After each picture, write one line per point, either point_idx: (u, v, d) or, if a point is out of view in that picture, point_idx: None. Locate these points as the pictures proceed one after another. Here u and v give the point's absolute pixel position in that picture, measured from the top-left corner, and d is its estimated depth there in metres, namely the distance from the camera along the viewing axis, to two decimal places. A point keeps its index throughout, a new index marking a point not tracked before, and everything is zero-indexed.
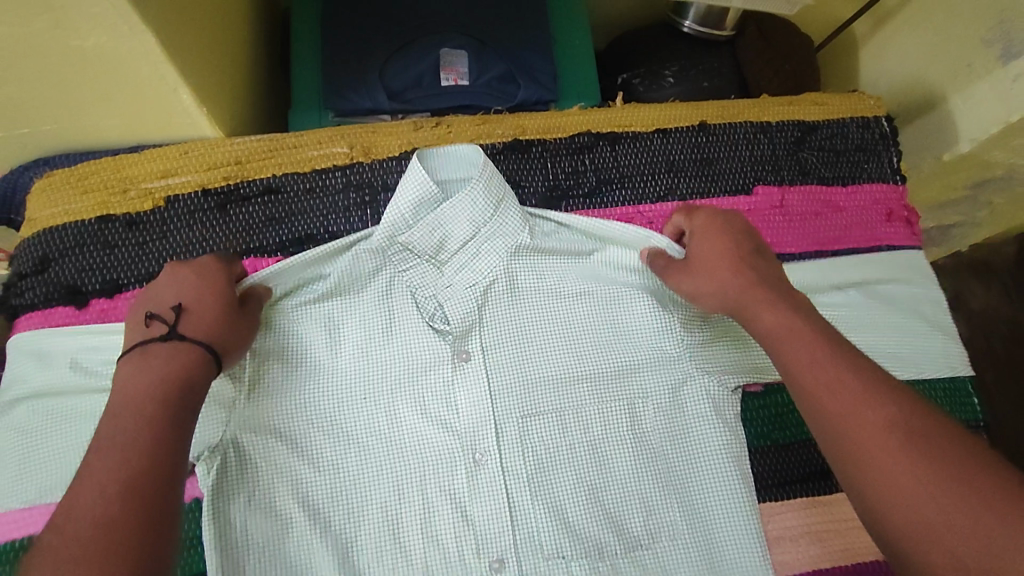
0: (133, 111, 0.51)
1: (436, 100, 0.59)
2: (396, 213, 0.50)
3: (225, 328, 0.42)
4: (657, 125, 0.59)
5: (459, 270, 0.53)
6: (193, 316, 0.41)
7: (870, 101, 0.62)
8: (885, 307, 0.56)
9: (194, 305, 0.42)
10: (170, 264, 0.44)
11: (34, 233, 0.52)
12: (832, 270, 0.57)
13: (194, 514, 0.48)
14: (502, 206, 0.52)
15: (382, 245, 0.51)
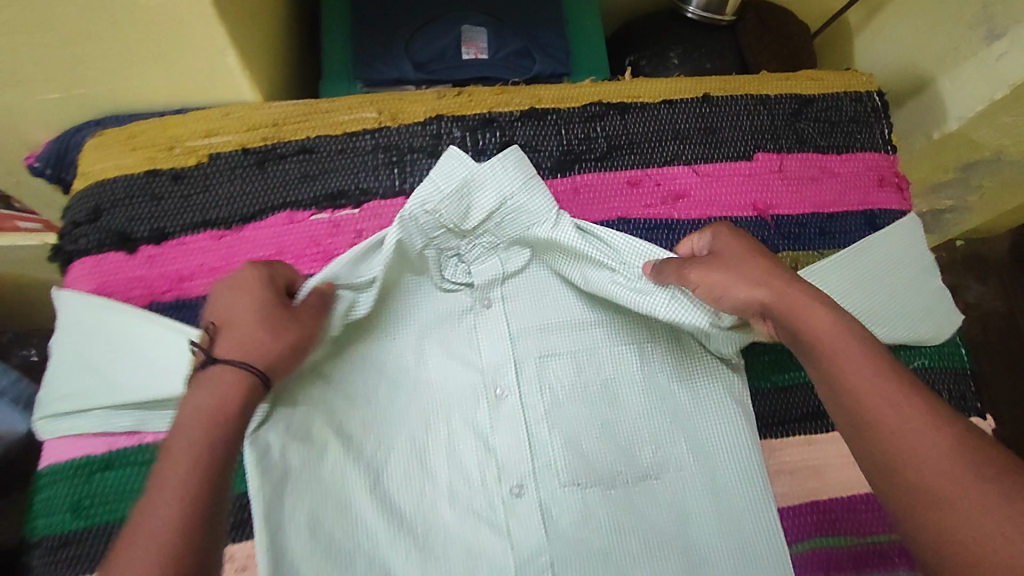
0: (181, 71, 0.55)
1: (457, 71, 0.64)
2: (435, 190, 0.52)
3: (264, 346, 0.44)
4: (664, 96, 0.64)
5: (483, 237, 0.56)
6: (230, 339, 0.43)
7: (862, 77, 0.67)
8: (894, 289, 0.58)
9: (231, 325, 0.44)
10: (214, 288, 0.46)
11: (87, 186, 0.56)
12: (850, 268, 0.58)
13: None
14: (530, 181, 0.54)
15: (420, 223, 0.53)
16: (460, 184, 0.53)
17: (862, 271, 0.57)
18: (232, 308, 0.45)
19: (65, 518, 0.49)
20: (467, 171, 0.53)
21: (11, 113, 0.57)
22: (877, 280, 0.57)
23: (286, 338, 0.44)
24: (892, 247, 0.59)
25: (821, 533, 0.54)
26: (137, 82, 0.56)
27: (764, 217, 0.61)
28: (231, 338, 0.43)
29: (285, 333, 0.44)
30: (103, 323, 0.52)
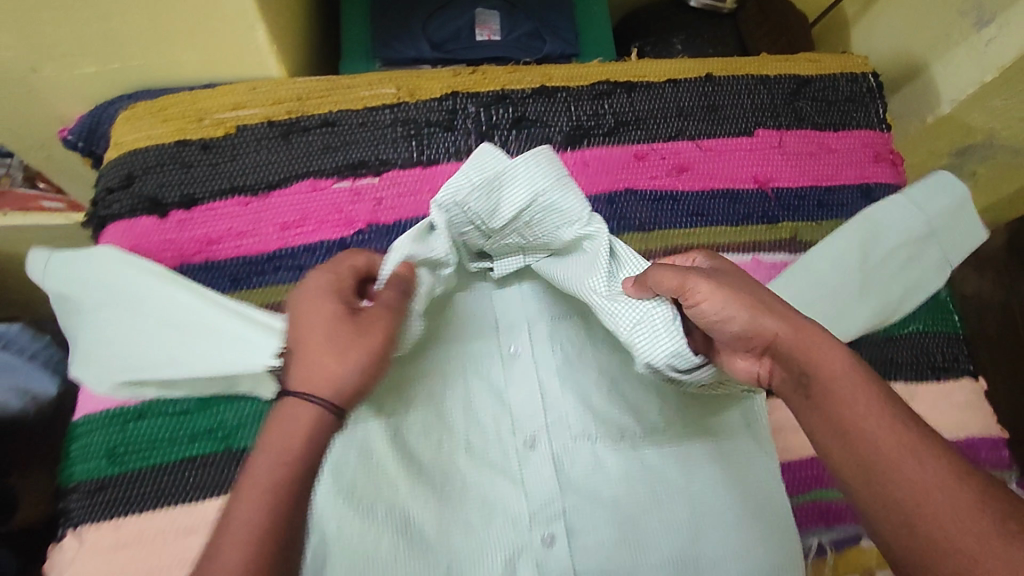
0: (212, 46, 0.58)
1: (471, 51, 0.67)
2: (465, 185, 0.51)
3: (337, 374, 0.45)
4: (669, 76, 0.67)
5: (512, 236, 0.55)
6: (305, 370, 0.45)
7: (858, 60, 0.70)
8: (910, 280, 0.60)
9: (303, 354, 0.45)
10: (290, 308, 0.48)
11: (119, 154, 0.59)
12: (866, 272, 0.59)
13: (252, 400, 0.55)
14: (562, 181, 0.52)
15: (451, 217, 0.52)
16: (494, 177, 0.52)
17: (831, 269, 0.59)
18: (299, 332, 0.46)
19: (102, 463, 0.53)
20: (502, 166, 0.51)
21: (48, 86, 0.60)
22: (847, 274, 0.59)
23: (352, 359, 0.45)
24: (862, 236, 0.60)
25: (819, 486, 0.58)
26: (170, 56, 0.59)
27: (765, 189, 0.64)
28: (302, 370, 0.45)
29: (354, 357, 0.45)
30: (109, 277, 0.53)
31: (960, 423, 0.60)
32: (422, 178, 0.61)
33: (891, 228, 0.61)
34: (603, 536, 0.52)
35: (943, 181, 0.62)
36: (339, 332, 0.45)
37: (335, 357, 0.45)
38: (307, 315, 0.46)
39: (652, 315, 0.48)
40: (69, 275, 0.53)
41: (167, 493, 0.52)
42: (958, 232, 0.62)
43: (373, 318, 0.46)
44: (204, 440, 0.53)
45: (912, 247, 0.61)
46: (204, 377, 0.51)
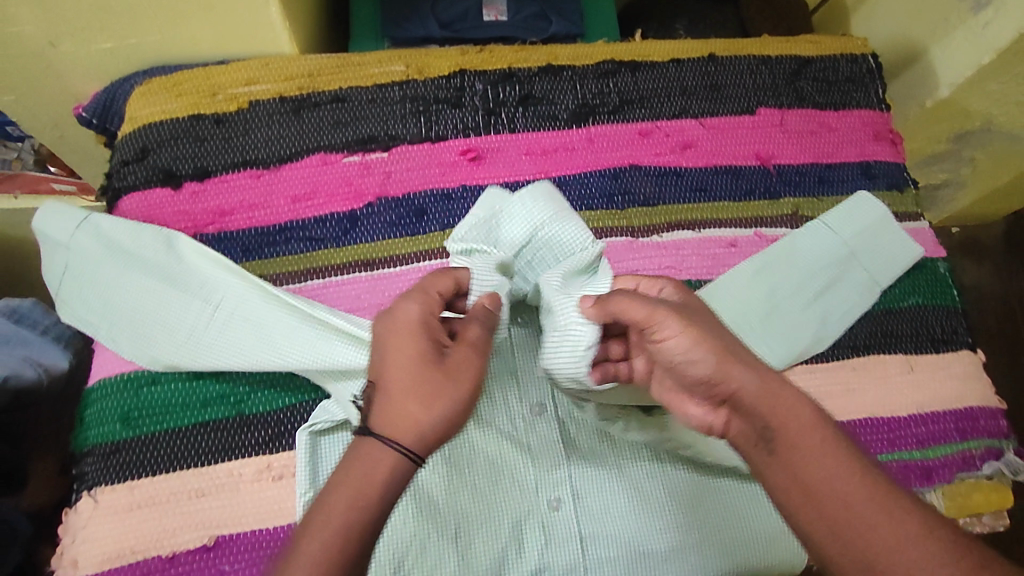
0: (227, 22, 0.60)
1: (479, 31, 0.69)
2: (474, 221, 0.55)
3: (423, 414, 0.45)
4: (672, 56, 0.68)
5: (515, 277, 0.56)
6: (392, 411, 0.45)
7: (858, 42, 0.72)
8: (818, 310, 0.60)
9: (393, 393, 0.46)
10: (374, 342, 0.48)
11: (134, 128, 0.60)
12: (761, 290, 0.59)
13: (263, 376, 0.55)
14: (560, 218, 0.54)
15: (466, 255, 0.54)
16: (500, 219, 0.55)
17: (761, 295, 0.59)
18: (385, 371, 0.46)
19: (115, 428, 0.54)
20: (507, 206, 0.55)
21: (65, 62, 0.61)
22: (776, 301, 0.59)
23: (438, 407, 0.46)
24: (788, 262, 0.61)
25: None
26: (185, 33, 0.61)
27: (767, 166, 0.66)
28: (389, 413, 0.45)
29: (436, 401, 0.46)
30: (128, 246, 0.56)
31: (960, 393, 0.61)
32: (431, 153, 0.62)
33: (818, 253, 0.62)
34: (608, 502, 0.54)
35: (862, 203, 0.64)
36: (428, 380, 0.46)
37: (422, 406, 0.45)
38: (395, 353, 0.46)
39: (573, 333, 0.47)
40: (95, 241, 0.56)
41: (179, 457, 0.53)
42: (882, 245, 0.63)
43: (462, 363, 0.47)
44: (216, 406, 0.54)
45: (839, 270, 0.61)
46: (205, 354, 0.54)
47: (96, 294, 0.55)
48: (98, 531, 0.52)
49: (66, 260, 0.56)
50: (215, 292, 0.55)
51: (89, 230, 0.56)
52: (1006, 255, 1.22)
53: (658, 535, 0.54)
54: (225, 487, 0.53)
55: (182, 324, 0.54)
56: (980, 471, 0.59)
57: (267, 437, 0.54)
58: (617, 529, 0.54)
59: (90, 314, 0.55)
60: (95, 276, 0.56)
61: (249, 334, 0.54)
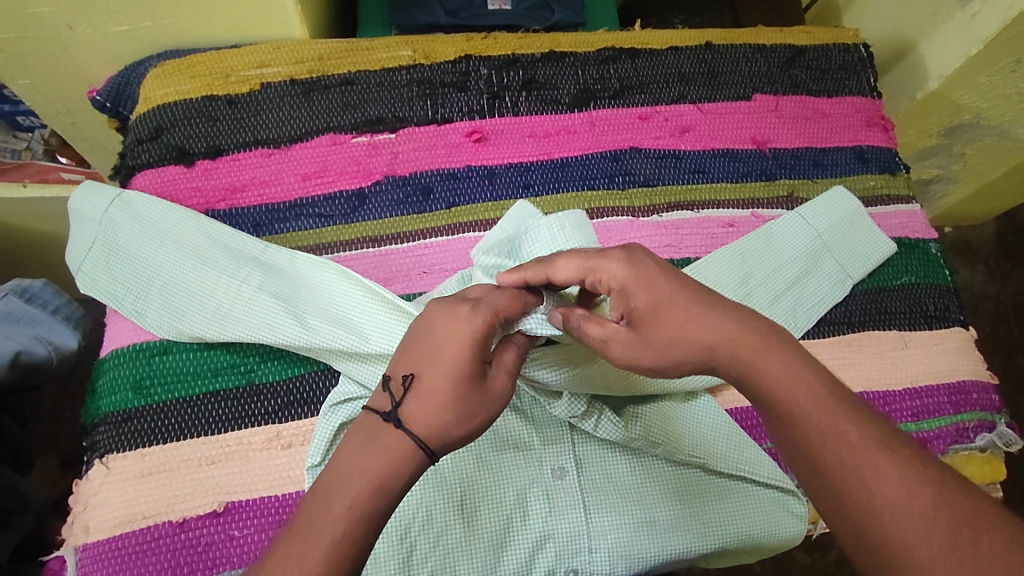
0: (241, 7, 0.62)
1: (484, 19, 0.72)
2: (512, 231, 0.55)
3: (444, 412, 0.41)
4: (670, 44, 0.70)
5: None
6: (420, 403, 0.41)
7: (849, 32, 0.75)
8: (794, 302, 0.61)
9: (425, 387, 0.42)
10: (425, 330, 0.44)
11: (148, 108, 0.62)
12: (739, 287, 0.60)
13: (271, 355, 0.56)
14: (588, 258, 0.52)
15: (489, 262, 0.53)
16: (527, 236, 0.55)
17: (733, 282, 0.61)
18: (430, 362, 0.42)
19: (128, 396, 0.54)
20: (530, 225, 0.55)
21: (81, 43, 0.63)
22: (747, 289, 0.61)
23: (462, 410, 0.41)
24: (763, 251, 0.62)
25: None
26: (201, 17, 0.63)
27: (763, 149, 0.68)
28: (420, 405, 0.41)
29: (465, 400, 0.42)
30: (151, 222, 0.58)
31: (952, 368, 0.62)
32: (436, 134, 0.64)
33: (793, 242, 0.63)
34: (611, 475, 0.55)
35: (836, 197, 0.65)
36: (458, 395, 0.42)
37: (458, 418, 0.41)
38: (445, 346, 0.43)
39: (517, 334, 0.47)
40: (120, 218, 0.58)
41: (192, 425, 0.54)
42: (859, 238, 0.64)
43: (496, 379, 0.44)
44: (227, 375, 0.55)
45: (813, 259, 0.63)
46: (220, 330, 0.55)
47: (119, 267, 0.57)
48: (108, 497, 0.52)
49: (98, 234, 0.58)
50: (247, 270, 0.57)
51: (116, 205, 0.58)
52: (997, 253, 1.24)
53: (663, 507, 0.55)
54: (234, 454, 0.53)
55: (213, 299, 0.56)
56: (973, 443, 0.61)
57: (278, 406, 0.55)
58: (621, 504, 0.54)
59: (117, 286, 0.56)
60: (119, 250, 0.57)
61: (276, 307, 0.55)
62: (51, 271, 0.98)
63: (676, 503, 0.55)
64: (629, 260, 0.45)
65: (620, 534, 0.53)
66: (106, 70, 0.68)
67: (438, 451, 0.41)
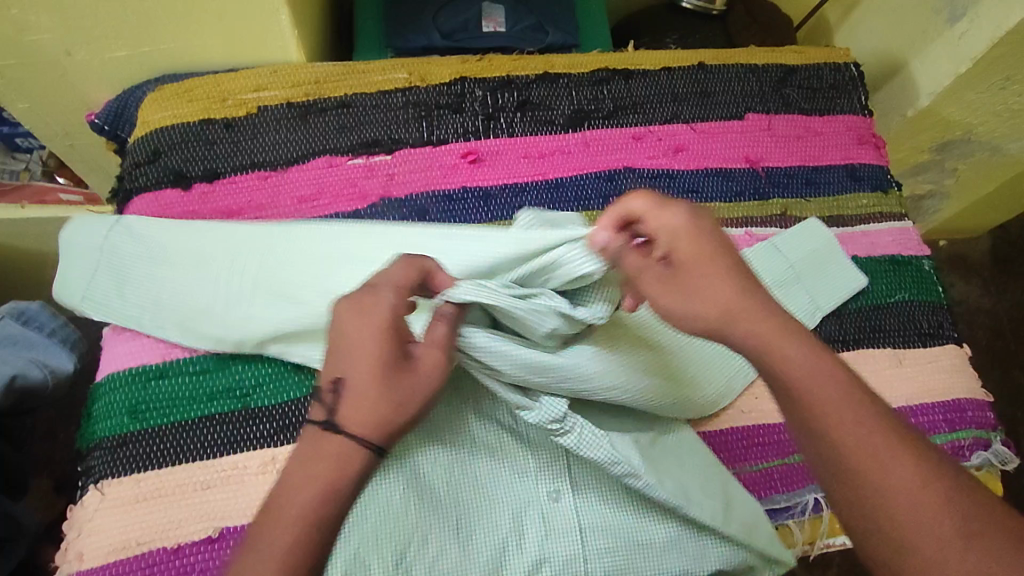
0: (239, 30, 0.63)
1: (478, 41, 0.73)
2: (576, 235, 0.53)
3: (378, 406, 0.42)
4: (663, 65, 0.71)
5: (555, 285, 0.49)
6: (354, 403, 0.42)
7: (840, 51, 0.76)
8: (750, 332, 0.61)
9: (354, 386, 0.42)
10: (346, 318, 0.44)
11: (146, 132, 0.62)
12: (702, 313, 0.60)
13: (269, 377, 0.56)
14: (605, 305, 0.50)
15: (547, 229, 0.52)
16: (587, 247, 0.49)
17: None
18: (353, 360, 0.43)
19: (124, 420, 0.54)
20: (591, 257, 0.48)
21: (79, 68, 0.63)
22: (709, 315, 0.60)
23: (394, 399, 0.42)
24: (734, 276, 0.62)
25: None
26: (199, 41, 0.63)
27: (756, 168, 0.68)
28: (354, 405, 0.42)
29: (395, 390, 0.42)
30: (150, 246, 0.58)
31: (946, 385, 0.62)
32: (432, 155, 0.64)
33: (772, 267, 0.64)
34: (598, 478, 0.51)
35: (811, 229, 0.65)
36: (391, 385, 0.42)
37: (393, 408, 0.42)
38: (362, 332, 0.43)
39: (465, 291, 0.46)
40: (121, 241, 0.58)
41: (187, 450, 0.54)
42: (830, 273, 0.64)
43: (427, 355, 0.44)
44: (223, 399, 0.55)
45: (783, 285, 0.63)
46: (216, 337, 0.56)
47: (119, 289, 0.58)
48: (102, 523, 0.51)
49: (99, 258, 0.58)
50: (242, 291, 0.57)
51: (117, 229, 0.59)
52: (992, 267, 1.25)
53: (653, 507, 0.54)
54: (229, 478, 0.53)
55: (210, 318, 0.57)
56: (967, 462, 0.61)
57: (273, 429, 0.55)
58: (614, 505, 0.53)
59: (115, 309, 0.57)
60: (119, 272, 0.58)
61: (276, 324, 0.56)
62: (49, 291, 0.98)
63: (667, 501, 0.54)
64: (691, 216, 0.47)
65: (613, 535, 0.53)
66: (105, 95, 0.69)
67: (379, 444, 0.42)
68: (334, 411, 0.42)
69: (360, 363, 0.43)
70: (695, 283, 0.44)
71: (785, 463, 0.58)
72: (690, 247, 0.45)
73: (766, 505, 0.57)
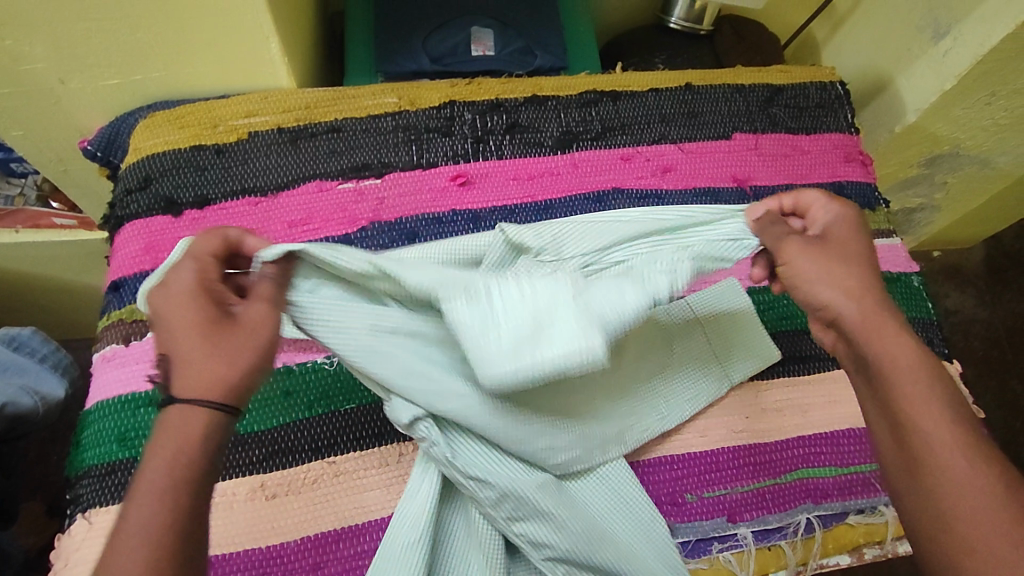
0: (230, 57, 0.64)
1: (467, 64, 0.74)
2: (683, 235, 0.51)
3: (208, 366, 0.40)
4: (651, 85, 0.72)
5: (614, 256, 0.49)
6: (186, 372, 0.40)
7: (826, 70, 0.77)
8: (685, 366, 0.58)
9: (181, 356, 0.40)
10: (155, 299, 0.42)
11: (138, 159, 0.63)
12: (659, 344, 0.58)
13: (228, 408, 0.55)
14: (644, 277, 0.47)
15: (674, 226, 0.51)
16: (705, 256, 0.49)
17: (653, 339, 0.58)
18: (173, 333, 0.41)
19: (112, 448, 0.54)
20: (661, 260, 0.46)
21: (72, 96, 0.64)
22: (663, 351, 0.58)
23: (234, 356, 0.41)
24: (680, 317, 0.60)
25: (806, 464, 0.58)
26: (191, 69, 0.64)
27: (744, 187, 0.69)
28: (185, 374, 0.40)
29: (225, 348, 0.41)
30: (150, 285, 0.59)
31: None
32: (422, 178, 0.65)
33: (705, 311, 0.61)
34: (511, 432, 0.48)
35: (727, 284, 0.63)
36: (220, 340, 0.41)
37: (226, 363, 0.40)
38: (180, 302, 0.42)
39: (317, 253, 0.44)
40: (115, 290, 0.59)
41: None
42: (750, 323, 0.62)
43: (250, 315, 0.42)
44: None
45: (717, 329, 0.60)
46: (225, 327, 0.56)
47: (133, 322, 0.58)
48: (91, 553, 0.51)
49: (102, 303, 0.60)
50: None
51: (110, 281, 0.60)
52: (986, 278, 1.26)
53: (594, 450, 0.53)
54: (217, 506, 0.52)
55: None
56: None
57: (262, 455, 0.54)
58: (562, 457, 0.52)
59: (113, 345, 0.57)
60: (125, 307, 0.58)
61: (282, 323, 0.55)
62: (43, 314, 0.98)
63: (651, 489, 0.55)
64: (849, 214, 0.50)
65: (601, 509, 0.52)
66: (99, 122, 0.69)
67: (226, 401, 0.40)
68: (169, 386, 0.40)
69: (179, 333, 0.41)
70: (840, 259, 0.46)
71: (777, 482, 0.57)
72: (845, 234, 0.48)
73: (757, 525, 0.56)
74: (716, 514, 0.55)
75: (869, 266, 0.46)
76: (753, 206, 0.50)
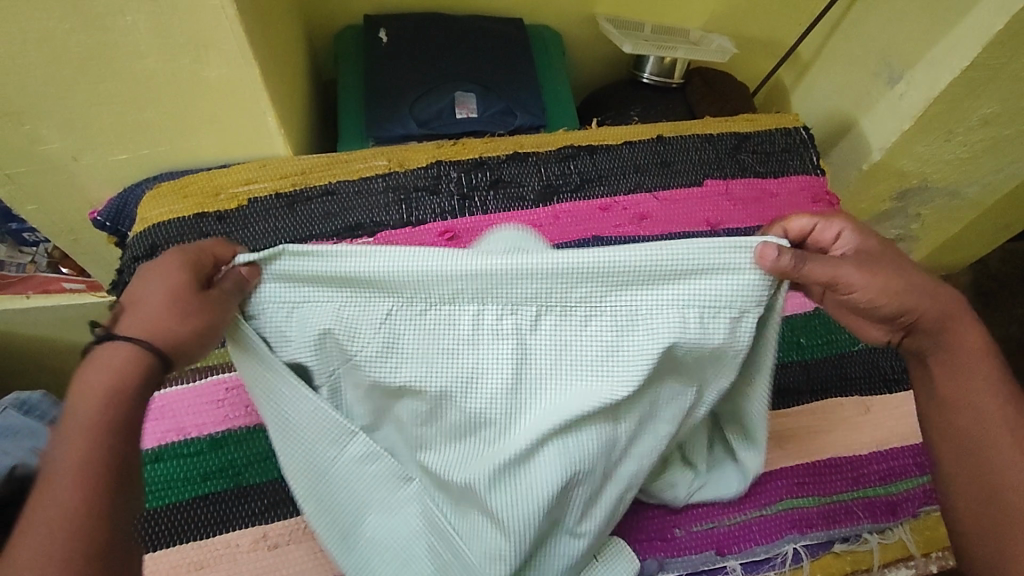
0: (232, 130, 0.69)
1: (452, 126, 0.79)
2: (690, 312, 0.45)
3: (164, 315, 0.43)
4: (625, 139, 0.77)
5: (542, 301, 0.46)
6: (134, 316, 0.43)
7: (790, 117, 0.82)
8: None
9: (140, 301, 0.44)
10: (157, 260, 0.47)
11: (145, 228, 0.67)
12: None
13: (188, 462, 0.57)
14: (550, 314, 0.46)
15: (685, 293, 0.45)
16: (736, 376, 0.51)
17: None
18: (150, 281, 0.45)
19: None
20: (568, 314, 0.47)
21: (84, 172, 0.69)
22: None
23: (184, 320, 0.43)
24: None
25: (791, 495, 0.60)
26: (194, 143, 0.69)
27: (717, 230, 0.72)
28: (134, 317, 0.43)
29: (186, 308, 0.44)
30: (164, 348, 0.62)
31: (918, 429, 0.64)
32: (412, 235, 0.68)
33: None
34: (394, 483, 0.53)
35: None
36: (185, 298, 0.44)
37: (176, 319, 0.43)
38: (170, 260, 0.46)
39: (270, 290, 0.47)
40: None
41: (180, 531, 0.54)
42: None
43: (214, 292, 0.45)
44: (217, 478, 0.57)
45: None
46: None
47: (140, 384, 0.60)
48: None
49: None
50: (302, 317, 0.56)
51: None
52: (976, 300, 1.29)
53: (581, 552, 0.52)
54: (222, 558, 0.54)
55: None
56: None
57: (265, 506, 0.56)
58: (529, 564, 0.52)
59: None
60: None
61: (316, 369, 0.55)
62: (53, 375, 1.01)
63: (639, 525, 0.58)
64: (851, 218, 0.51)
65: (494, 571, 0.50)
66: (108, 194, 0.74)
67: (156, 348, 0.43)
68: (117, 321, 0.44)
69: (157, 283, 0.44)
70: (895, 270, 0.48)
71: (763, 514, 0.59)
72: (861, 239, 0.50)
73: (745, 558, 0.57)
74: (705, 548, 0.57)
75: (910, 269, 0.49)
76: (766, 247, 0.44)
